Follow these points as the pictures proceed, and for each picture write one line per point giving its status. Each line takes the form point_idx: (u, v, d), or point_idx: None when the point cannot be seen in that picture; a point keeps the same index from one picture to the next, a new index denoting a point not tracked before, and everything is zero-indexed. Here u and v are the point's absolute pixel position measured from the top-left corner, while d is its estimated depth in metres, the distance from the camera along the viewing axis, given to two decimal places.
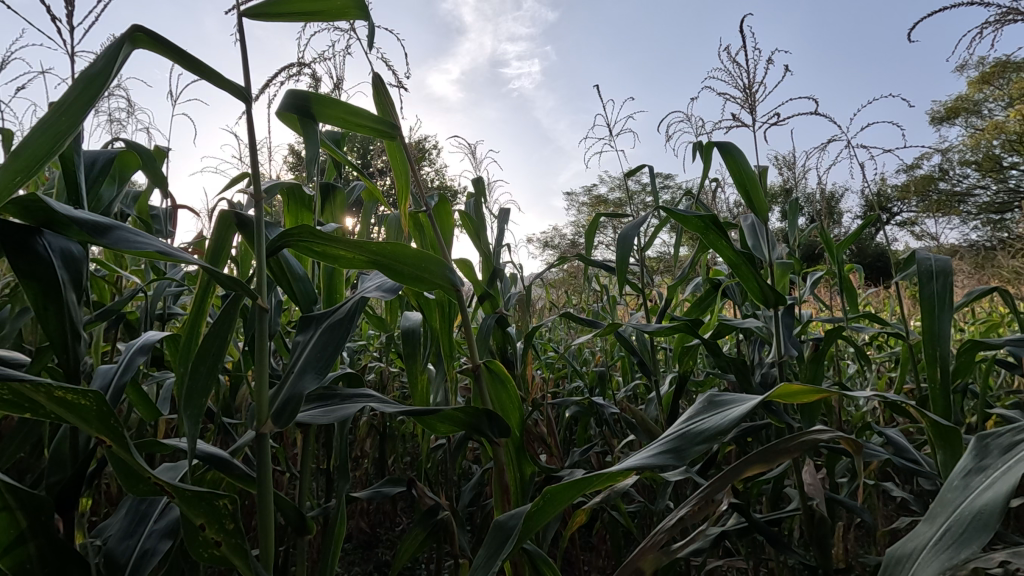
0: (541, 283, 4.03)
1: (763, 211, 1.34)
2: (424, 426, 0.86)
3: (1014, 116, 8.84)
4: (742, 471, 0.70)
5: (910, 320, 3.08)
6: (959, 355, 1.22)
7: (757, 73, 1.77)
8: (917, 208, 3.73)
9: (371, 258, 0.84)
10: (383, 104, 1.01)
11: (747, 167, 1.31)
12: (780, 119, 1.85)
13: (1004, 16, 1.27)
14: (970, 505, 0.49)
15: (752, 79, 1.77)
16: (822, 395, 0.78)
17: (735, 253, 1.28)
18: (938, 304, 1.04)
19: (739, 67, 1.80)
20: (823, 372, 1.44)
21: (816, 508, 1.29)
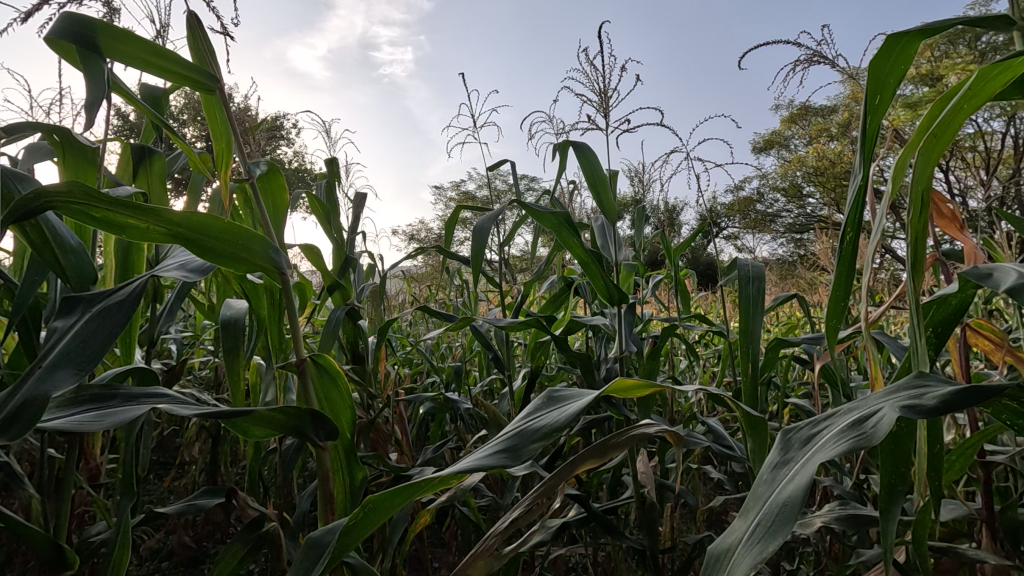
0: (404, 277, 3.93)
1: (612, 212, 1.40)
2: (235, 431, 0.74)
3: (811, 153, 10.61)
4: (577, 467, 0.69)
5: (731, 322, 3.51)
6: (766, 352, 1.36)
7: (609, 80, 1.85)
8: (739, 224, 4.28)
9: (172, 231, 0.70)
10: (199, 51, 0.86)
11: (598, 168, 1.35)
12: (630, 126, 1.97)
13: (811, 57, 1.45)
14: (775, 497, 0.50)
15: (605, 84, 1.85)
16: (653, 390, 0.81)
17: (585, 251, 1.31)
18: (753, 306, 1.16)
19: (595, 71, 1.87)
20: (659, 367, 1.54)
21: (647, 494, 1.37)
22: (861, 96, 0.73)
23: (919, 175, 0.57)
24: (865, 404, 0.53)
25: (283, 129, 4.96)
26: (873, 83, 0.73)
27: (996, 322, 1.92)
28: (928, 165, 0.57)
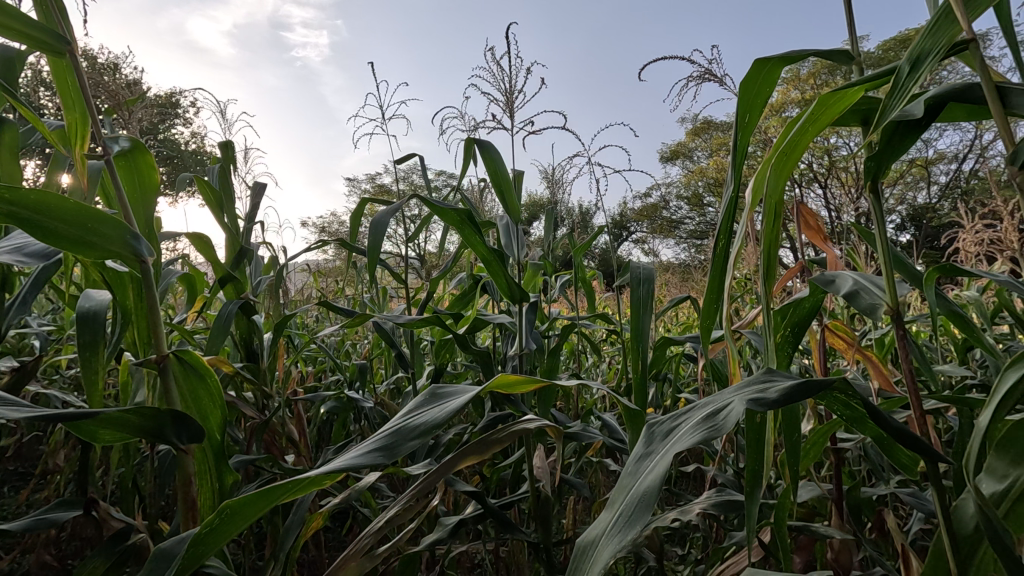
0: (310, 271, 3.76)
1: (515, 212, 1.41)
2: (80, 435, 0.68)
3: (713, 165, 11.42)
4: (457, 464, 0.69)
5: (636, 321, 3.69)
6: (656, 349, 1.44)
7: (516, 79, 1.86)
8: (646, 229, 4.50)
9: (7, 210, 0.62)
10: (47, 10, 0.77)
11: (501, 166, 1.36)
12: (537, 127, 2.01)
13: (703, 74, 1.55)
14: (635, 489, 0.52)
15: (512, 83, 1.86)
16: (539, 385, 0.82)
17: (487, 249, 1.32)
18: (643, 306, 1.22)
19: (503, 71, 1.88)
20: (559, 364, 1.58)
21: (543, 489, 1.40)
22: (733, 113, 0.79)
23: (772, 190, 0.62)
24: (720, 398, 0.57)
25: (177, 107, 4.57)
26: (743, 103, 0.79)
27: (857, 323, 2.15)
28: (779, 182, 0.62)
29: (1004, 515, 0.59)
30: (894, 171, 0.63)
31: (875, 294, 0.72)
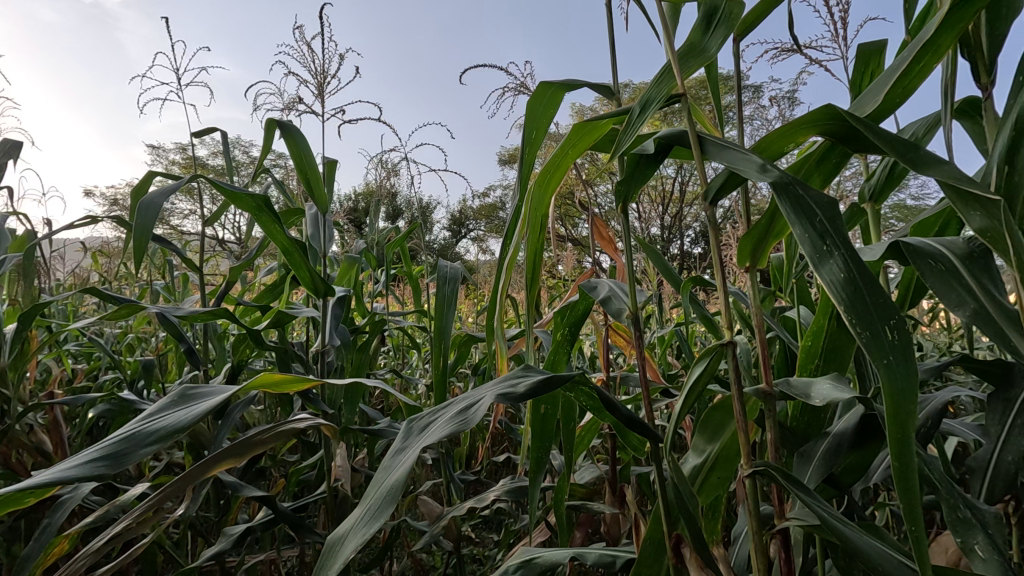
0: (90, 253, 3.18)
1: (323, 201, 1.35)
2: None
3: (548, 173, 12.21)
4: (211, 469, 0.65)
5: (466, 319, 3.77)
6: (463, 345, 1.49)
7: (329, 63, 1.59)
8: (482, 229, 4.63)
9: None
10: None
11: (307, 152, 1.28)
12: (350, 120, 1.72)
13: (518, 87, 1.64)
14: (384, 483, 0.54)
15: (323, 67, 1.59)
16: (313, 384, 0.82)
17: (288, 239, 1.24)
18: (447, 304, 1.25)
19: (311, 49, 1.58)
20: (367, 361, 1.56)
21: (341, 488, 1.36)
22: (521, 129, 0.86)
23: (535, 203, 0.68)
24: (472, 392, 0.61)
25: None
26: (530, 120, 0.86)
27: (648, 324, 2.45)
28: (543, 197, 0.69)
29: (698, 484, 0.72)
30: (639, 195, 0.73)
31: (622, 299, 0.83)
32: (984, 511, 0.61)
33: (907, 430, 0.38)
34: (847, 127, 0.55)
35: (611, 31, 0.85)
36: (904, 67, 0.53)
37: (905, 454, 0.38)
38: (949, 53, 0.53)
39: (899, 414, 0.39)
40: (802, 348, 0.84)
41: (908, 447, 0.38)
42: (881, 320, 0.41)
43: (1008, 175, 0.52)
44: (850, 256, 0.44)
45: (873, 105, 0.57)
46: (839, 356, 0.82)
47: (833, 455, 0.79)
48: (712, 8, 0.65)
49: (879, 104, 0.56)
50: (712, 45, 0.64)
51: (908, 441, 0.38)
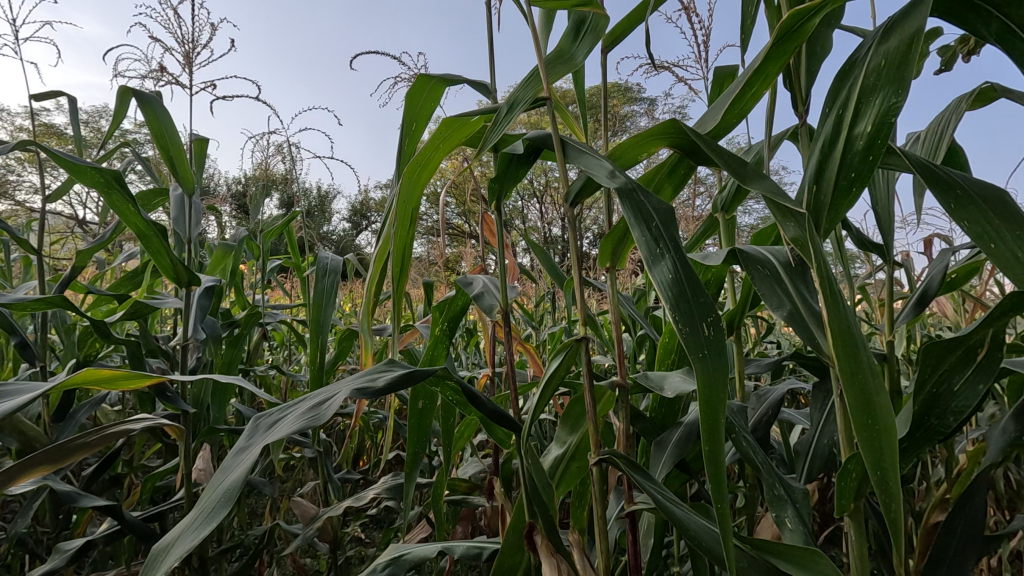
0: None
1: (190, 182, 1.24)
2: None
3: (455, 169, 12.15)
4: (17, 478, 0.57)
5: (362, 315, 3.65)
6: (345, 340, 1.43)
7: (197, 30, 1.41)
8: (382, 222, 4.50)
9: None
10: None
11: (170, 128, 1.17)
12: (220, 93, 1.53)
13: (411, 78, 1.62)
14: (222, 484, 0.50)
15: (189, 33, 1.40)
16: (156, 381, 0.75)
17: (143, 221, 1.13)
18: (326, 298, 1.19)
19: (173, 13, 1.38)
20: (239, 356, 1.45)
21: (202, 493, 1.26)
22: (400, 121, 0.85)
23: (405, 195, 0.67)
24: (329, 387, 0.59)
25: None
26: (410, 113, 0.85)
27: (540, 322, 2.52)
28: (414, 190, 0.68)
29: (558, 475, 0.75)
30: (512, 193, 0.75)
31: (494, 296, 0.84)
32: (796, 487, 0.69)
33: (717, 416, 0.42)
34: (689, 141, 0.60)
35: (491, 31, 0.86)
36: (737, 90, 0.59)
37: (715, 437, 0.42)
38: (774, 81, 0.60)
39: (711, 402, 0.42)
40: (661, 345, 0.91)
41: (718, 432, 0.42)
42: (700, 317, 0.45)
43: (817, 192, 0.58)
44: (679, 259, 0.48)
45: (714, 121, 0.62)
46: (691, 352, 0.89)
47: (684, 443, 0.85)
48: (580, 19, 0.69)
49: (718, 121, 0.62)
50: (579, 53, 0.68)
51: (718, 427, 0.41)
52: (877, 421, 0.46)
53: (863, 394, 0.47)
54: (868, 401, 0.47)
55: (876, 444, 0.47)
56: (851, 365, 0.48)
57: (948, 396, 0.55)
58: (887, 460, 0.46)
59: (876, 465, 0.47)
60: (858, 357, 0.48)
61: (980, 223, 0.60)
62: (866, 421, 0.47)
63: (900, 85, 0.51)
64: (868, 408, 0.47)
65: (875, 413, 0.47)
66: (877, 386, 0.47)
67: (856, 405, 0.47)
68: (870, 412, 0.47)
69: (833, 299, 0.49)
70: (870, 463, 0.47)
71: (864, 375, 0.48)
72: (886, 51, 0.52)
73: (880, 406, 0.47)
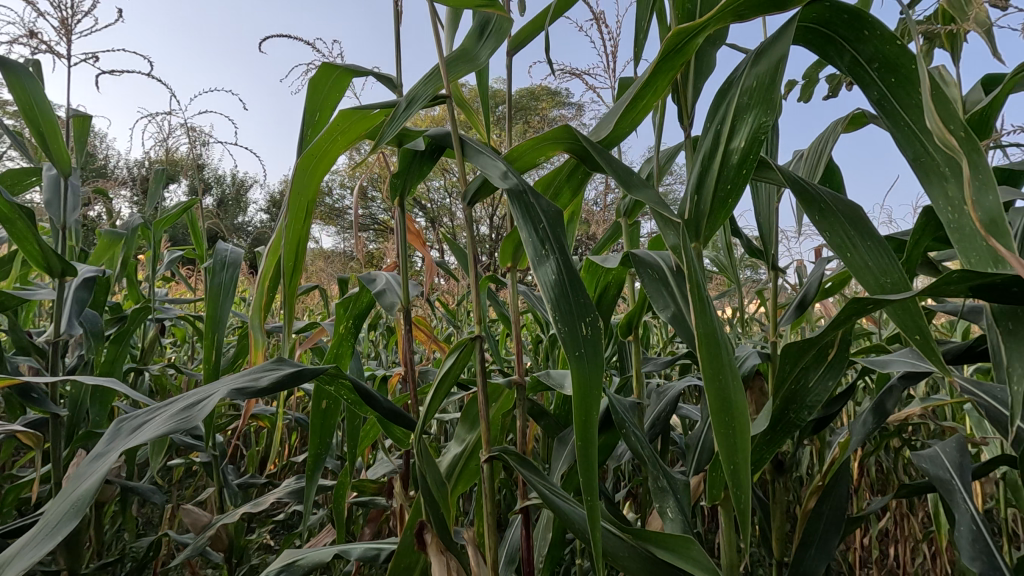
0: None
1: (66, 163, 1.13)
2: None
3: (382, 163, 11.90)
4: None
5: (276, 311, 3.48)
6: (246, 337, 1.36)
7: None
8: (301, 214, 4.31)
9: None
10: None
11: (41, 102, 1.05)
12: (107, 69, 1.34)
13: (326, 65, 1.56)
14: (73, 494, 0.46)
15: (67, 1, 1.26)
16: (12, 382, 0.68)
17: (7, 204, 1.01)
18: (223, 293, 1.10)
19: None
20: (125, 354, 1.33)
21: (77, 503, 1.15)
22: (302, 111, 0.82)
23: (297, 186, 0.64)
24: (205, 388, 0.56)
25: None
26: (312, 102, 0.82)
27: (461, 320, 2.52)
28: (307, 181, 0.66)
29: (455, 476, 0.74)
30: (417, 190, 0.75)
31: (396, 293, 0.83)
32: (678, 479, 0.73)
33: (592, 412, 0.44)
34: (583, 148, 0.62)
35: (398, 24, 0.85)
36: (628, 99, 0.61)
37: (589, 433, 0.43)
38: (663, 95, 0.63)
39: (585, 400, 0.44)
40: None
41: (592, 428, 0.43)
42: (580, 317, 0.47)
43: (698, 202, 0.62)
44: (564, 260, 0.49)
45: (607, 130, 0.65)
46: None
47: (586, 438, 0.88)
48: (484, 19, 0.69)
49: (612, 129, 0.64)
50: (482, 53, 0.68)
51: (592, 423, 0.43)
52: (734, 418, 0.52)
53: (723, 393, 0.52)
54: (727, 399, 0.52)
55: (730, 438, 0.52)
56: (714, 365, 0.53)
57: (806, 392, 0.59)
58: (739, 454, 0.52)
59: (731, 457, 0.52)
60: (721, 359, 0.53)
61: (841, 234, 0.66)
62: (724, 418, 0.52)
63: (769, 106, 0.55)
64: (728, 408, 0.52)
65: (732, 411, 0.52)
66: (735, 387, 0.52)
67: (716, 403, 0.52)
68: (728, 409, 0.52)
69: (702, 307, 0.54)
70: (726, 457, 0.52)
71: (724, 376, 0.53)
72: (758, 73, 0.56)
73: (737, 404, 0.52)
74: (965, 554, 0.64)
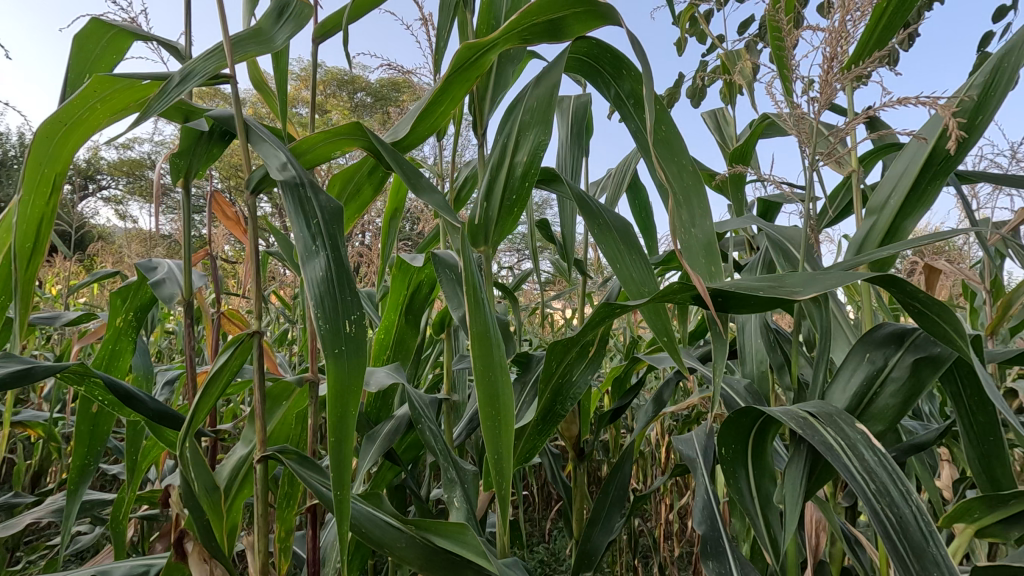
0: None
1: None
2: None
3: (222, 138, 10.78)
4: None
5: (69, 299, 2.98)
6: None
7: None
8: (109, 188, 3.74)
9: None
10: None
11: None
12: None
13: None
14: None
15: None
16: None
17: None
18: None
19: None
20: None
21: None
22: (65, 71, 0.71)
23: (36, 153, 0.55)
24: None
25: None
26: (80, 59, 0.72)
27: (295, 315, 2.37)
28: (56, 151, 0.58)
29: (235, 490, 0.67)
30: (205, 173, 0.70)
31: (177, 285, 0.76)
32: (467, 469, 0.77)
33: (346, 410, 0.45)
34: (375, 147, 0.62)
35: None
36: (423, 105, 0.63)
37: (342, 427, 0.44)
38: (460, 104, 0.66)
39: (340, 397, 0.45)
40: (375, 344, 0.98)
41: (346, 423, 0.45)
42: (345, 315, 0.48)
43: (487, 209, 0.67)
44: (334, 258, 0.49)
45: (404, 131, 0.66)
46: (404, 349, 0.99)
47: (395, 434, 0.89)
48: (283, 0, 0.66)
49: (409, 133, 0.66)
50: (279, 35, 0.66)
51: (346, 419, 0.44)
52: (500, 411, 0.56)
53: (492, 391, 0.56)
54: (494, 394, 0.56)
55: (495, 428, 0.56)
56: (485, 362, 0.56)
57: (569, 385, 0.67)
58: (502, 445, 0.56)
59: (495, 447, 0.56)
60: (491, 358, 0.56)
61: (614, 246, 0.75)
62: (492, 410, 0.55)
63: (547, 126, 0.62)
64: (494, 403, 0.55)
65: (498, 407, 0.56)
66: (501, 381, 0.56)
67: (484, 397, 0.55)
68: (495, 404, 0.56)
69: (476, 306, 0.57)
70: (490, 450, 0.55)
71: (494, 372, 0.56)
72: (538, 94, 0.62)
73: (502, 399, 0.56)
74: (695, 518, 0.74)
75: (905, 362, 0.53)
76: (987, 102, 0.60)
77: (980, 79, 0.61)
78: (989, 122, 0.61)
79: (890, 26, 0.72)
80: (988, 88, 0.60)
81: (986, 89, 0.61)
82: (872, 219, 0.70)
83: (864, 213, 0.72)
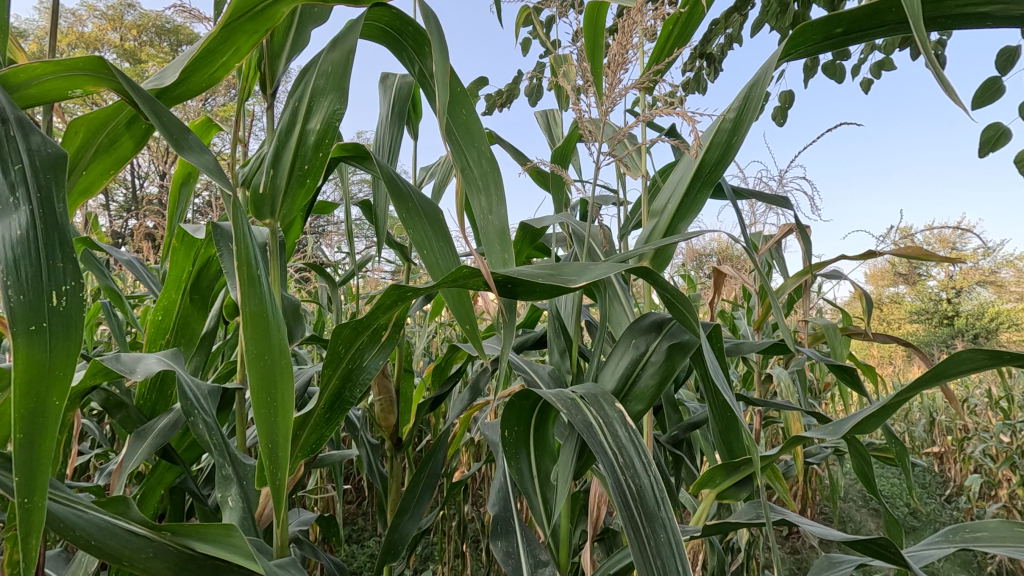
0: None
1: None
2: None
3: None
4: None
5: None
6: None
7: None
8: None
9: None
10: None
11: None
12: None
13: None
14: None
15: None
16: None
17: None
18: None
19: None
20: None
21: None
22: None
23: None
24: None
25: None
26: None
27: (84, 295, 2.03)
28: None
29: None
30: None
31: None
32: (248, 465, 0.71)
33: (37, 398, 0.37)
34: (124, 89, 0.51)
35: None
36: (195, 51, 0.54)
37: (32, 421, 0.36)
38: (246, 57, 0.59)
39: (32, 383, 0.36)
40: (152, 324, 0.85)
41: (40, 417, 0.37)
42: (51, 284, 0.39)
43: (274, 178, 0.61)
44: (42, 214, 0.40)
45: (172, 77, 0.56)
46: (189, 332, 0.87)
47: (170, 428, 0.78)
48: None
49: (177, 79, 0.56)
50: None
51: (40, 410, 0.37)
52: (276, 396, 0.50)
53: (266, 372, 0.50)
54: (269, 376, 0.50)
55: (270, 418, 0.49)
56: (259, 345, 0.50)
57: (359, 370, 0.66)
58: (278, 433, 0.50)
59: (270, 437, 0.49)
60: (268, 339, 0.51)
61: (421, 234, 0.71)
62: (265, 396, 0.49)
63: (343, 96, 0.59)
64: (269, 385, 0.49)
65: (274, 389, 0.50)
66: (279, 364, 0.50)
67: (258, 382, 0.49)
68: (270, 388, 0.50)
69: (250, 280, 0.50)
70: (263, 439, 0.49)
71: (270, 354, 0.51)
72: (333, 59, 0.60)
73: (280, 383, 0.50)
74: (489, 500, 0.76)
75: (662, 347, 0.61)
76: (741, 124, 0.69)
77: (737, 103, 0.70)
78: (742, 141, 0.70)
79: (679, 38, 0.81)
80: (741, 113, 0.69)
81: (741, 112, 0.69)
82: (654, 220, 0.78)
83: (649, 215, 0.80)
